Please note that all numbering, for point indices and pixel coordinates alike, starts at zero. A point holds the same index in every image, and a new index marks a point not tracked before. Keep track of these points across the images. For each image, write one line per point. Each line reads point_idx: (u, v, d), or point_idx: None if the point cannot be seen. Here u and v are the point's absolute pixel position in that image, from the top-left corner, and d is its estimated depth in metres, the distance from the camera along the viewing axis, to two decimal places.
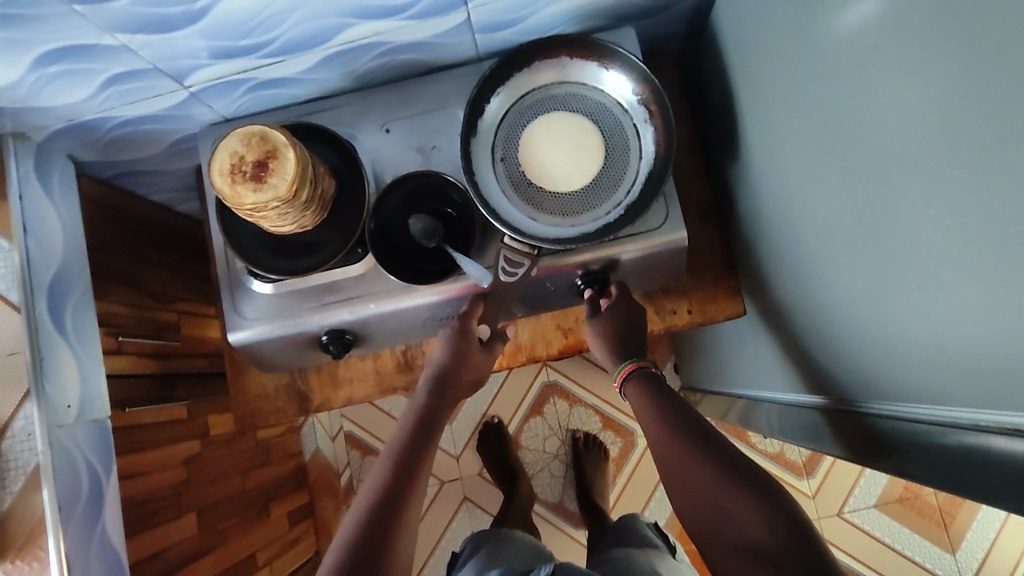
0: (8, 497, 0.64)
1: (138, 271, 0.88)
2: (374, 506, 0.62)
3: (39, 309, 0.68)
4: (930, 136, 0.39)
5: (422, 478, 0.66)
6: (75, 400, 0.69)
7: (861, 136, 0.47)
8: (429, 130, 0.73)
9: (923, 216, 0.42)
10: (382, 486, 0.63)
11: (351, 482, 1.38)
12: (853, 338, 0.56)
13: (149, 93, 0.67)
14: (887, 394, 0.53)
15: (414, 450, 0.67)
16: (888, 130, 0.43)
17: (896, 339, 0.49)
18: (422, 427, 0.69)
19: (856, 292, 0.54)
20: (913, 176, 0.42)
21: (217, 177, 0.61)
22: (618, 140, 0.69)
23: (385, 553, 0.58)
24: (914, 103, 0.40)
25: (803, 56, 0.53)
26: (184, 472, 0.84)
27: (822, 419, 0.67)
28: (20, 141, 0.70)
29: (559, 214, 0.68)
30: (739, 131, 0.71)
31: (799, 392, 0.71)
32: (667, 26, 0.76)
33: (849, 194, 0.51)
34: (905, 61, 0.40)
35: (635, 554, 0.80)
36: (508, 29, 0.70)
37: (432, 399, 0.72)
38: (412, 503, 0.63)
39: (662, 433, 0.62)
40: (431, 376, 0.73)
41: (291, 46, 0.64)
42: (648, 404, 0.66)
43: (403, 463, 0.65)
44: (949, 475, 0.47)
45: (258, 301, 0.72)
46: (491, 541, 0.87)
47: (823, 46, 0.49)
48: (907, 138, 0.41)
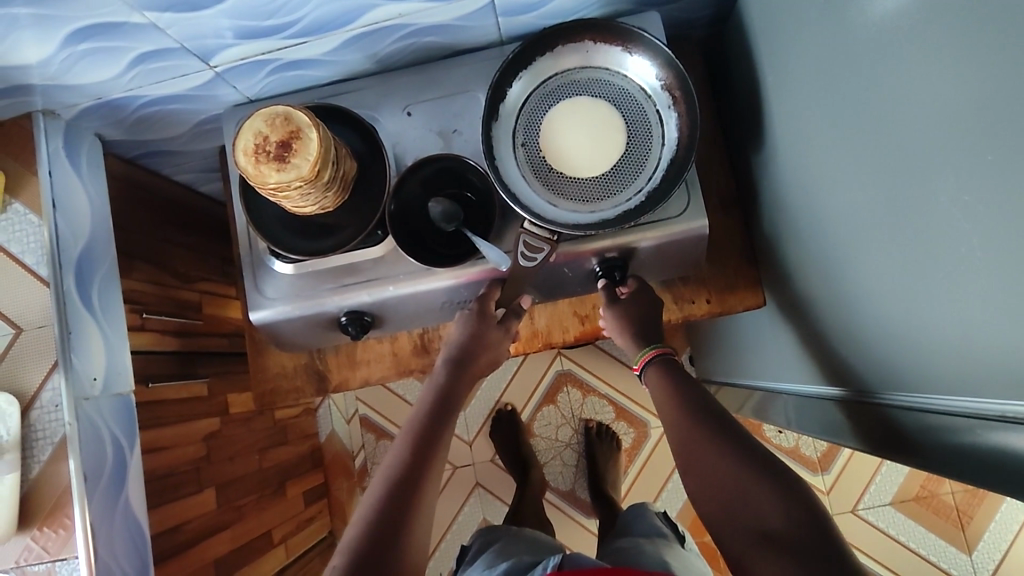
0: (35, 465, 0.66)
1: (162, 250, 0.89)
2: (394, 483, 0.62)
3: (67, 284, 0.69)
4: (959, 123, 0.38)
5: (439, 457, 0.66)
6: (101, 372, 0.71)
7: (888, 123, 0.46)
8: (450, 114, 0.74)
9: (950, 205, 0.41)
10: (401, 462, 0.64)
11: (364, 465, 1.37)
12: (874, 329, 0.56)
13: (176, 72, 0.68)
14: (907, 386, 0.53)
15: (431, 429, 0.68)
16: (916, 117, 0.43)
17: (919, 330, 0.49)
18: (440, 407, 0.70)
19: (879, 284, 0.53)
20: (941, 164, 0.41)
21: (242, 156, 0.62)
22: (641, 126, 0.68)
23: (404, 528, 0.59)
24: (943, 88, 0.39)
25: (830, 41, 0.52)
26: (203, 448, 0.86)
27: (840, 411, 0.66)
28: (50, 119, 0.71)
29: (579, 200, 0.68)
30: (763, 120, 0.70)
31: (817, 384, 0.70)
32: (692, 12, 0.75)
33: (874, 182, 0.50)
34: (935, 45, 0.39)
35: (645, 544, 0.80)
36: (532, 12, 0.70)
37: (450, 381, 0.72)
38: (430, 481, 0.64)
39: (679, 419, 0.63)
40: (449, 358, 0.74)
41: (316, 26, 0.65)
42: (667, 390, 0.66)
43: (422, 442, 0.66)
44: (977, 468, 0.46)
45: (279, 281, 0.73)
46: (502, 538, 0.87)
47: (852, 31, 0.49)
48: (935, 124, 0.41)
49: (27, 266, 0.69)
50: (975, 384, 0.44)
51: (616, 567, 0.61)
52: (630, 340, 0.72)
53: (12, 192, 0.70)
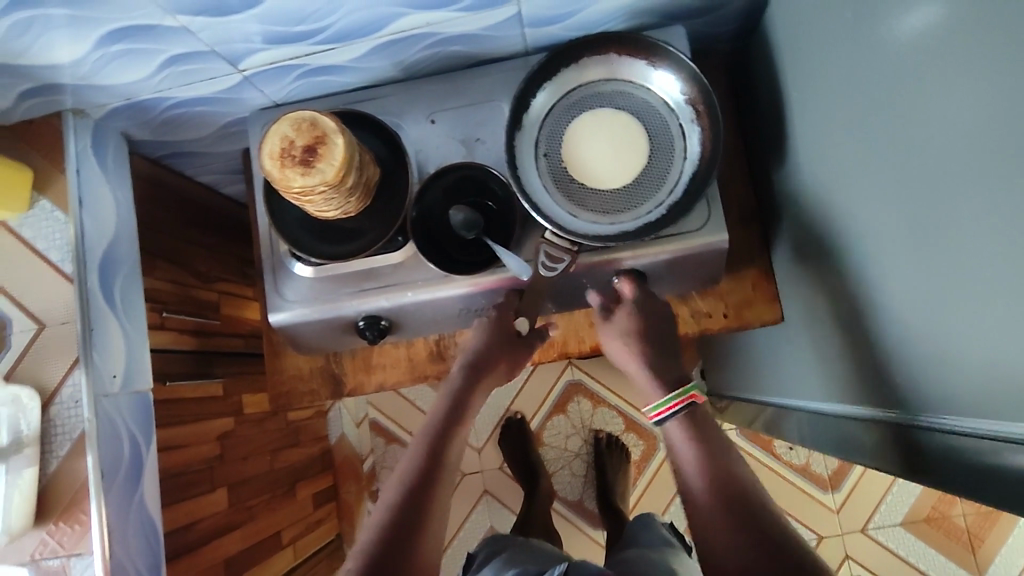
0: (53, 460, 0.67)
1: (183, 250, 0.90)
2: (406, 492, 0.62)
3: (91, 281, 0.70)
4: (987, 146, 0.38)
5: (451, 463, 0.66)
6: (121, 370, 0.71)
7: (914, 142, 0.46)
8: (473, 123, 0.74)
9: (977, 229, 0.41)
10: (415, 470, 0.64)
11: (374, 468, 1.37)
12: (895, 349, 0.55)
13: (205, 75, 0.69)
14: (922, 406, 0.52)
15: (445, 435, 0.67)
16: (944, 138, 0.43)
17: (940, 350, 0.48)
18: (454, 413, 0.69)
19: (903, 302, 0.53)
20: (967, 187, 0.41)
21: (268, 160, 0.63)
22: (664, 139, 0.68)
23: (415, 539, 0.59)
24: (976, 110, 0.39)
25: (857, 59, 0.52)
26: (218, 447, 0.88)
27: (852, 428, 0.66)
28: (78, 118, 0.72)
29: (599, 211, 0.68)
30: (786, 136, 0.70)
31: (836, 401, 0.69)
32: (716, 27, 0.76)
33: (900, 200, 0.50)
34: (962, 68, 0.39)
35: (652, 553, 0.80)
36: (558, 24, 0.71)
37: (465, 386, 0.71)
38: (442, 489, 0.63)
39: (696, 478, 0.61)
40: (465, 363, 0.72)
41: (345, 33, 0.66)
42: (689, 440, 0.63)
43: (435, 449, 0.66)
44: (982, 488, 0.46)
45: (299, 283, 0.74)
46: (509, 547, 0.87)
47: (879, 51, 0.49)
48: (961, 146, 0.41)
49: (52, 262, 0.69)
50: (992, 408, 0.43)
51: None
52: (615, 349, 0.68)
53: (40, 188, 0.71)
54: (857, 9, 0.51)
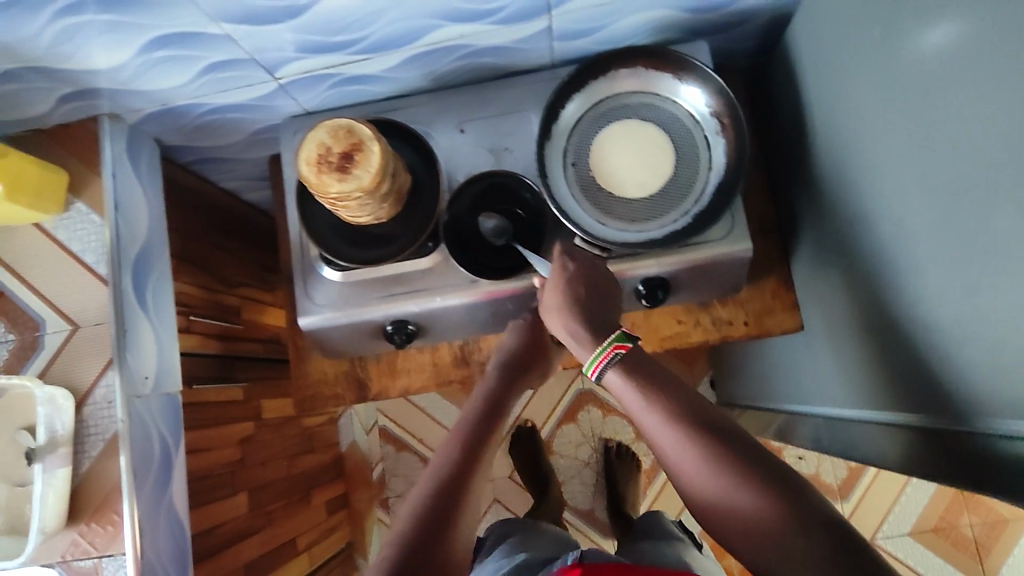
0: (86, 460, 0.67)
1: (209, 256, 0.91)
2: (445, 478, 0.62)
3: (125, 283, 0.70)
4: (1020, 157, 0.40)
5: (488, 454, 0.66)
6: (152, 371, 0.72)
7: (949, 153, 0.48)
8: (502, 132, 0.76)
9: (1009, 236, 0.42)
10: (453, 457, 0.64)
11: (384, 476, 1.37)
12: (923, 354, 0.57)
13: (242, 82, 0.70)
14: (949, 410, 0.54)
15: (483, 426, 0.67)
16: (979, 149, 0.44)
17: (969, 354, 0.50)
18: (492, 407, 0.70)
19: (933, 308, 0.54)
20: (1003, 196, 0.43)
21: (304, 165, 0.65)
22: (689, 150, 0.70)
23: (451, 523, 0.59)
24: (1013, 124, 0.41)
25: (886, 73, 0.54)
26: (240, 451, 0.88)
27: (876, 433, 0.67)
28: (114, 122, 0.72)
29: (626, 219, 0.70)
30: (808, 149, 0.72)
31: (861, 409, 0.70)
32: (737, 43, 0.78)
33: (929, 209, 0.52)
34: (1000, 83, 0.41)
35: (664, 546, 0.82)
36: (586, 38, 0.73)
37: (502, 382, 0.73)
38: (479, 478, 0.63)
39: (651, 423, 0.55)
40: (502, 361, 0.74)
41: (381, 44, 0.67)
42: (644, 399, 0.56)
43: (473, 438, 0.66)
44: (1007, 484, 0.47)
45: (329, 288, 0.75)
46: (518, 531, 0.88)
47: (909, 66, 0.51)
48: (994, 156, 0.42)
49: (86, 265, 0.70)
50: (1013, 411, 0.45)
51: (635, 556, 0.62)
52: (574, 320, 0.62)
53: (75, 191, 0.72)
54: (888, 25, 0.53)
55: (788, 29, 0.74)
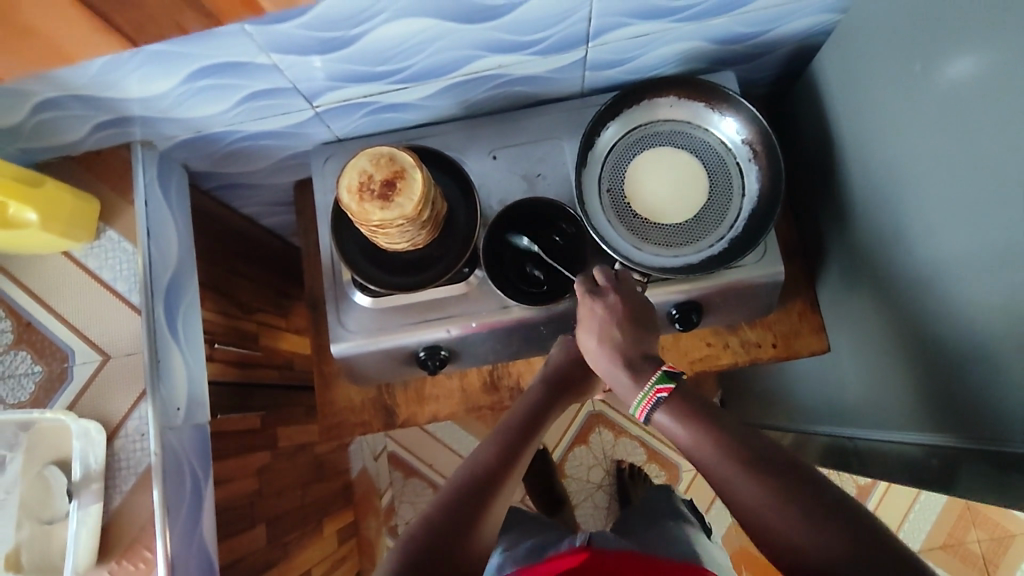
0: (117, 495, 0.65)
1: (228, 281, 0.90)
2: (471, 476, 0.60)
3: (158, 312, 0.69)
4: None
5: (521, 464, 0.64)
6: (183, 402, 0.71)
7: (999, 183, 0.49)
8: (535, 159, 0.77)
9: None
10: (484, 458, 0.62)
11: (392, 503, 1.37)
12: (965, 376, 0.58)
13: (280, 110, 0.70)
14: (1004, 433, 0.54)
15: (520, 435, 0.65)
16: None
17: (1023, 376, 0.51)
18: (532, 420, 0.68)
19: (980, 332, 0.56)
20: None
21: (346, 193, 0.65)
22: (722, 177, 0.72)
23: (472, 517, 0.57)
24: None
25: (929, 106, 0.56)
26: (257, 481, 0.86)
27: (925, 457, 0.67)
28: (146, 149, 0.72)
29: (663, 244, 0.71)
30: (836, 176, 0.74)
31: (901, 432, 0.71)
32: (761, 72, 0.81)
33: (979, 235, 0.53)
34: None
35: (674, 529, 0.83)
36: (618, 68, 0.74)
37: (546, 397, 0.70)
38: (509, 484, 0.61)
39: (698, 447, 0.54)
40: (547, 376, 0.72)
41: (422, 73, 0.68)
42: (692, 425, 0.55)
43: (509, 445, 0.64)
44: None
45: (361, 313, 0.75)
46: (523, 525, 0.88)
47: (955, 98, 0.53)
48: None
49: (118, 293, 0.69)
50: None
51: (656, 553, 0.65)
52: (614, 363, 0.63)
53: (106, 219, 0.70)
54: (928, 60, 0.56)
55: (814, 60, 0.76)
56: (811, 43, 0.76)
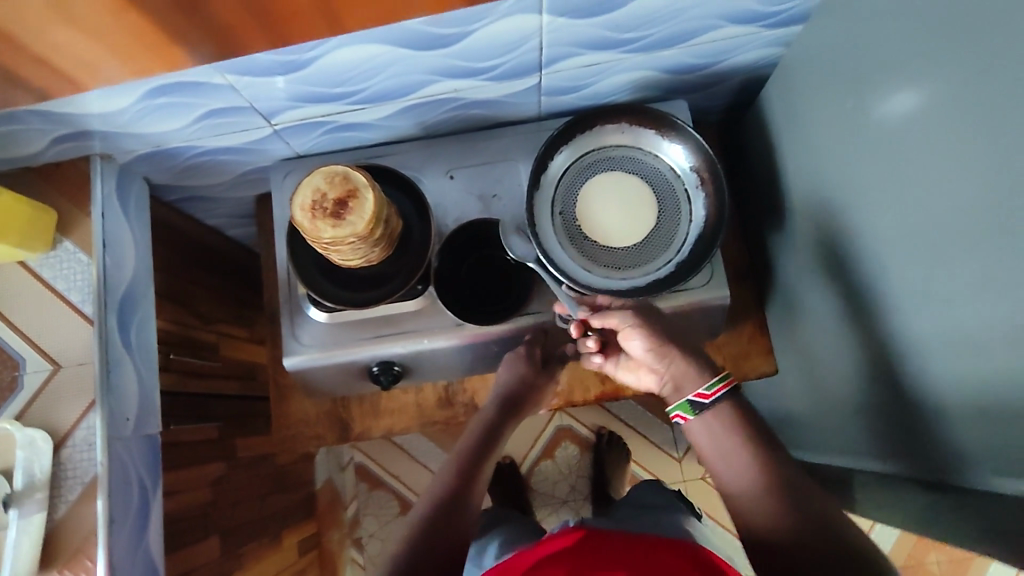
0: (62, 505, 0.65)
1: (187, 292, 0.91)
2: (439, 504, 0.64)
3: (110, 324, 0.70)
4: (997, 229, 0.44)
5: (481, 484, 0.68)
6: (133, 413, 0.71)
7: (927, 217, 0.51)
8: (490, 180, 0.78)
9: (994, 298, 0.46)
10: (447, 486, 0.66)
11: (357, 515, 1.38)
12: (899, 401, 0.61)
13: (238, 127, 0.71)
14: (943, 460, 0.56)
15: (477, 458, 0.70)
16: (951, 215, 0.49)
17: (951, 404, 0.53)
18: (486, 441, 0.72)
19: (911, 359, 0.58)
20: (981, 258, 0.46)
21: (299, 211, 0.66)
22: (670, 203, 0.74)
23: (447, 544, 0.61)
24: (980, 196, 0.45)
25: (864, 141, 0.59)
26: (209, 493, 0.86)
27: (877, 483, 0.68)
28: (106, 162, 0.73)
29: (611, 267, 0.73)
30: (784, 203, 0.77)
31: (855, 456, 0.72)
32: (713, 100, 0.83)
33: (907, 267, 0.55)
34: (974, 160, 0.45)
35: (665, 517, 0.85)
36: (573, 94, 0.76)
37: (497, 417, 0.75)
38: (473, 505, 0.66)
39: (736, 458, 0.59)
40: (498, 398, 0.76)
41: (379, 95, 0.69)
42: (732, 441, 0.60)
43: (468, 469, 0.68)
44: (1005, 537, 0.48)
45: (316, 327, 0.76)
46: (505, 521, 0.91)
47: (887, 135, 0.55)
48: (975, 222, 0.46)
49: (72, 304, 0.69)
50: (1003, 462, 0.48)
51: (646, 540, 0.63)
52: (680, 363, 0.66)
53: (63, 230, 0.71)
54: (861, 97, 0.58)
55: (762, 91, 0.79)
56: (760, 75, 0.78)
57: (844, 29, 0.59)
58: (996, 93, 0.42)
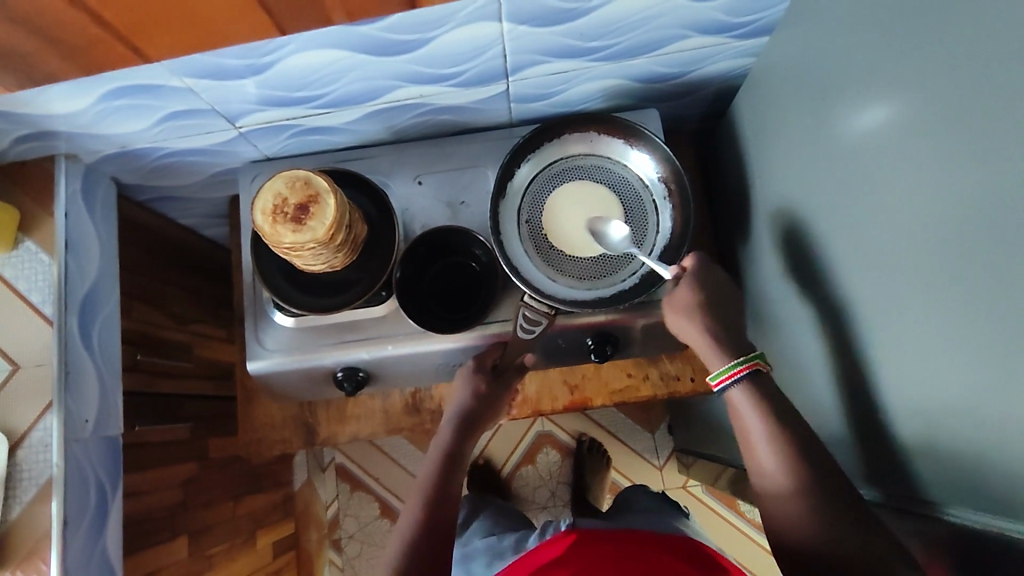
0: (16, 506, 0.65)
1: (159, 292, 0.90)
2: (414, 542, 0.65)
3: (71, 325, 0.70)
4: (957, 250, 0.43)
5: (453, 512, 0.69)
6: (92, 415, 0.71)
7: (888, 235, 0.50)
8: (459, 186, 0.78)
9: (950, 321, 0.45)
10: (419, 522, 0.66)
11: (336, 516, 1.35)
12: (863, 420, 0.60)
13: (202, 130, 0.71)
14: (902, 482, 0.55)
15: (444, 486, 0.69)
16: (910, 234, 0.48)
17: (909, 426, 0.52)
18: (449, 465, 0.71)
19: (872, 378, 0.57)
20: (938, 279, 0.45)
21: (259, 215, 0.64)
22: (638, 213, 0.73)
23: None
24: (938, 215, 0.44)
25: (831, 155, 0.57)
26: (180, 493, 0.86)
27: None
28: (72, 162, 0.72)
29: (577, 277, 0.72)
30: (756, 215, 0.76)
31: None
32: (688, 108, 0.82)
33: (868, 285, 0.54)
34: (934, 179, 0.44)
35: (655, 512, 0.85)
36: (543, 101, 0.76)
37: (457, 438, 0.73)
38: (449, 536, 0.66)
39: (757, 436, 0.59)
40: (455, 417, 0.74)
41: (344, 99, 0.69)
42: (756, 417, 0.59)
43: (436, 499, 0.68)
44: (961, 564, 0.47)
45: (280, 332, 0.75)
46: (497, 513, 0.92)
47: (852, 150, 0.54)
48: (935, 242, 0.45)
49: (33, 304, 0.69)
50: (960, 490, 0.47)
51: (640, 543, 0.66)
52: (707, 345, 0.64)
53: (26, 230, 0.71)
54: (827, 111, 0.57)
55: (735, 101, 0.78)
56: (734, 84, 0.77)
57: (809, 40, 0.58)
58: (963, 108, 0.41)
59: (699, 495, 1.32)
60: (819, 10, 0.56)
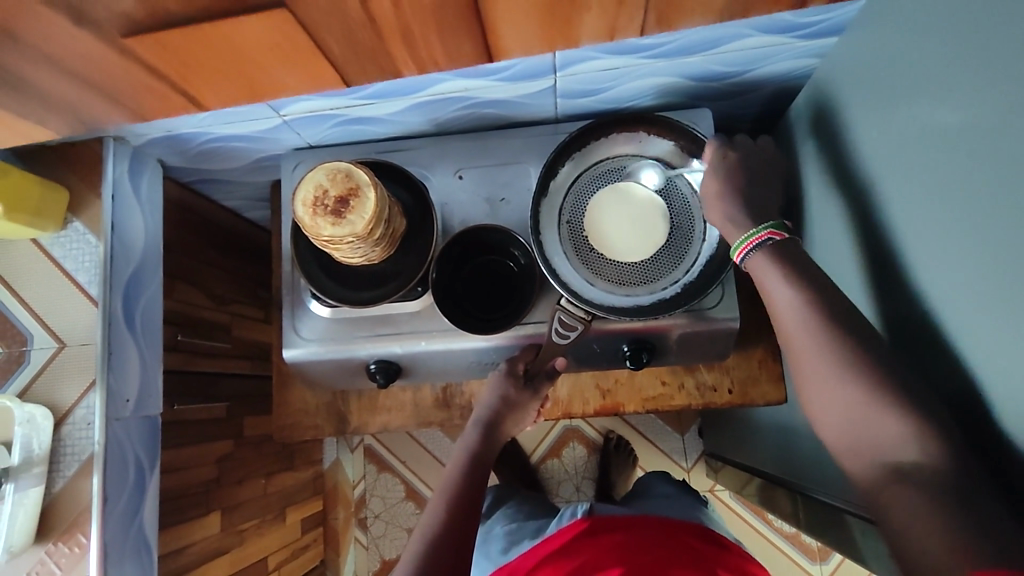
0: (60, 480, 0.68)
1: (201, 272, 0.92)
2: (434, 540, 0.63)
3: (115, 305, 0.72)
4: (1010, 292, 0.40)
5: (476, 513, 0.67)
6: (133, 394, 0.73)
7: (939, 264, 0.47)
8: (499, 182, 0.76)
9: (1004, 365, 0.41)
10: (440, 522, 0.65)
11: (363, 495, 1.37)
12: None
13: (246, 117, 0.70)
14: None
15: (468, 489, 0.69)
16: (961, 267, 0.44)
17: None
18: (474, 470, 0.71)
19: None
20: (991, 320, 0.42)
21: (300, 206, 0.63)
22: (685, 218, 0.70)
23: None
24: (994, 251, 0.41)
25: (882, 172, 0.54)
26: (216, 470, 0.88)
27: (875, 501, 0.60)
28: (119, 143, 0.73)
29: (616, 282, 0.69)
30: (807, 222, 0.72)
31: None
32: (743, 108, 0.79)
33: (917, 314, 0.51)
34: (990, 212, 0.41)
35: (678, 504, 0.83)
36: (590, 97, 0.73)
37: (483, 442, 0.73)
38: (469, 536, 0.65)
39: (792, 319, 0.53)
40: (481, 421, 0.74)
41: (386, 91, 0.68)
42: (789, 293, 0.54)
43: (460, 502, 0.67)
44: None
45: (316, 322, 0.75)
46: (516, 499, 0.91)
47: (908, 167, 0.50)
48: (990, 280, 0.42)
49: (80, 284, 0.72)
50: None
51: (670, 543, 0.67)
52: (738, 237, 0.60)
53: (75, 211, 0.73)
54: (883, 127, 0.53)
55: (795, 103, 0.74)
56: (792, 85, 0.73)
57: (872, 50, 0.54)
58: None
59: (727, 500, 1.30)
60: (884, 18, 0.52)
